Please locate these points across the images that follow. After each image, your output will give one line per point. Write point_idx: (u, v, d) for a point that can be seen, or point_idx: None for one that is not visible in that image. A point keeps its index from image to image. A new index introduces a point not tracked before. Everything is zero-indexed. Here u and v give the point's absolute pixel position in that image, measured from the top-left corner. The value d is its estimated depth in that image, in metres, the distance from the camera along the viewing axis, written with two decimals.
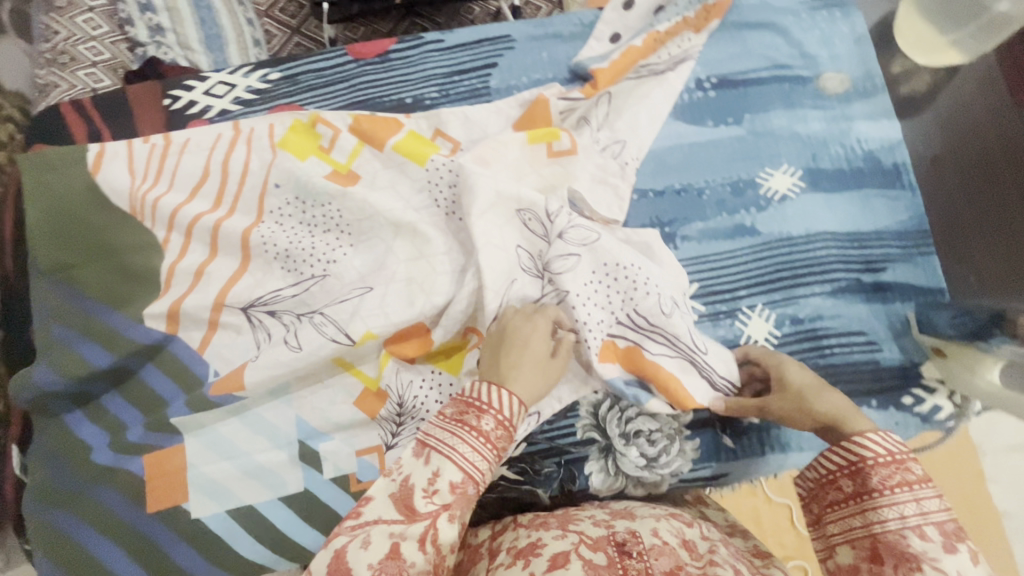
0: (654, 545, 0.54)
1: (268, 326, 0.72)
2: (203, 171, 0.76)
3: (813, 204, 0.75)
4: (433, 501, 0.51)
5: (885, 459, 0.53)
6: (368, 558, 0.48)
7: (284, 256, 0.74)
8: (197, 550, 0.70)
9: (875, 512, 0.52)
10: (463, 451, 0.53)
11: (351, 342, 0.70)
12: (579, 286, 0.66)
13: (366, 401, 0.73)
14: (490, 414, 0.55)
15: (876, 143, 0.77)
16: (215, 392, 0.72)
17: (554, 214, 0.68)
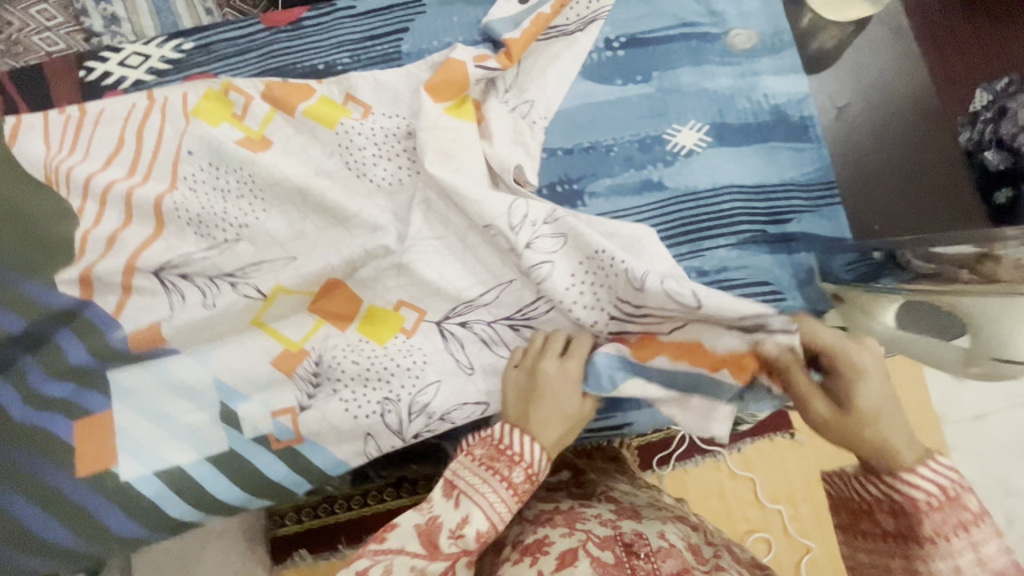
0: (661, 547, 0.67)
1: (181, 289, 0.73)
2: (117, 141, 0.77)
3: (719, 158, 0.75)
4: (458, 543, 0.61)
5: (941, 497, 0.50)
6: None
7: (197, 221, 0.75)
8: (122, 510, 0.71)
9: (924, 561, 0.50)
10: (490, 497, 0.62)
11: (262, 296, 0.74)
12: (562, 291, 0.70)
13: (286, 359, 0.75)
14: (520, 468, 0.64)
15: (782, 97, 0.78)
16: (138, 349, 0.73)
17: (517, 227, 0.69)
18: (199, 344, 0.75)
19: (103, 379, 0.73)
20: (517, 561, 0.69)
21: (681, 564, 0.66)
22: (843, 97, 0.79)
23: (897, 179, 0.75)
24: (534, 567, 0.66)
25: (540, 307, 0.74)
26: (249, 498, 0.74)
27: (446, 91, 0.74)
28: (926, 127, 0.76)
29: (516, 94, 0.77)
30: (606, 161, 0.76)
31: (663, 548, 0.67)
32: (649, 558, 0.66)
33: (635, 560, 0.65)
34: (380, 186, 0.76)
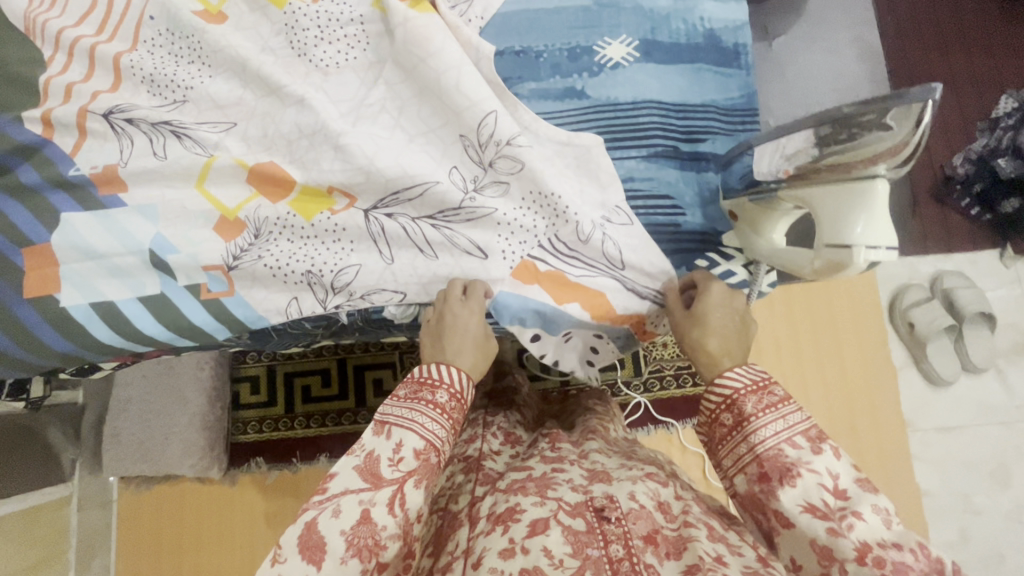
0: (631, 509, 0.62)
1: (129, 134, 0.79)
2: (91, 3, 0.84)
3: (644, 73, 0.76)
4: (400, 468, 0.62)
5: (750, 389, 0.62)
6: (340, 525, 0.58)
7: (150, 80, 0.80)
8: (53, 327, 0.75)
9: (756, 435, 0.60)
10: (422, 421, 0.64)
11: (205, 154, 0.78)
12: (509, 209, 0.74)
13: (223, 227, 0.77)
14: (444, 389, 0.67)
15: (719, 23, 0.78)
16: (102, 194, 0.78)
17: (486, 143, 0.73)
18: (146, 196, 0.78)
19: (58, 215, 0.77)
20: (488, 531, 0.63)
21: (650, 527, 0.61)
22: (780, 32, 0.80)
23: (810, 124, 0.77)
24: (504, 534, 0.61)
25: (463, 213, 0.74)
26: (173, 339, 0.77)
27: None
28: (843, 85, 0.79)
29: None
30: (536, 66, 0.78)
31: (633, 511, 0.62)
32: (619, 521, 0.60)
33: (606, 525, 0.60)
34: (319, 66, 0.80)
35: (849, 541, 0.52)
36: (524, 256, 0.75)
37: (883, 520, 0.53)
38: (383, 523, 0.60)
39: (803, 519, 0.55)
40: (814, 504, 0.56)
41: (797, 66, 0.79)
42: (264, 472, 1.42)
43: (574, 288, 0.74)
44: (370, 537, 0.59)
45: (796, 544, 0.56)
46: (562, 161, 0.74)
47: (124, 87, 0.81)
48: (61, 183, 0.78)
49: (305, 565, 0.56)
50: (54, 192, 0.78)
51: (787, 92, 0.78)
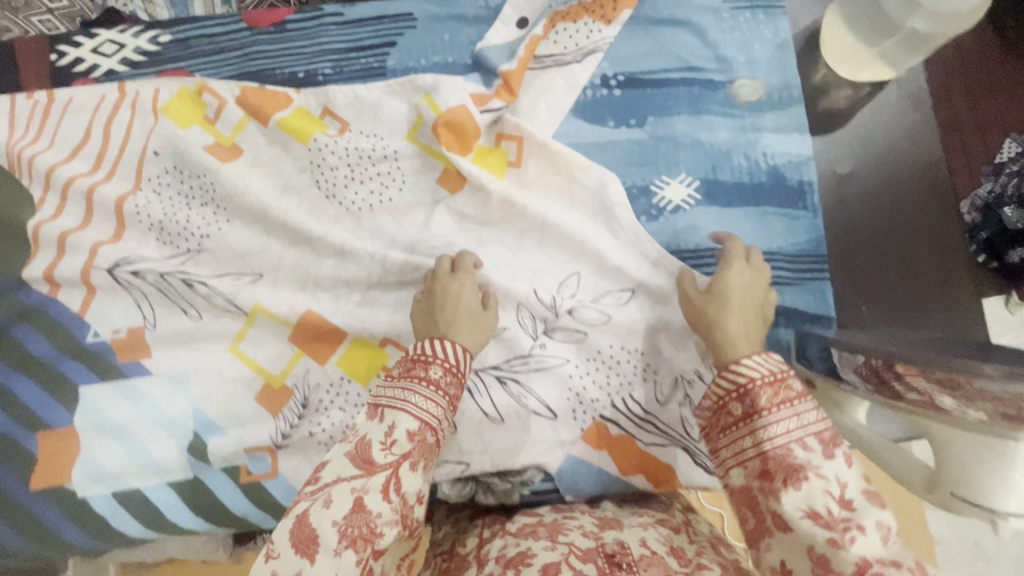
0: (643, 555, 0.51)
1: (139, 289, 0.70)
2: (84, 134, 0.74)
3: (706, 217, 0.71)
4: (393, 452, 0.50)
5: (768, 379, 0.51)
6: (332, 515, 0.46)
7: (159, 227, 0.72)
8: (72, 521, 0.67)
9: (765, 430, 0.49)
10: (416, 400, 0.53)
11: (243, 314, 0.70)
12: (581, 360, 0.69)
13: (267, 396, 0.69)
14: (436, 364, 0.56)
15: (783, 159, 0.73)
16: (121, 360, 0.70)
17: (565, 285, 0.70)
18: (173, 362, 0.70)
19: (77, 391, 0.69)
20: None
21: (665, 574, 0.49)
22: (841, 163, 0.74)
23: (885, 282, 0.70)
24: None
25: (531, 362, 0.69)
26: (210, 528, 0.69)
27: (462, 138, 0.70)
28: (920, 239, 0.70)
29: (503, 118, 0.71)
30: (591, 205, 0.71)
31: (645, 558, 0.50)
32: (633, 567, 0.48)
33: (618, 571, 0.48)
34: (350, 209, 0.72)
35: (848, 555, 0.41)
36: (596, 416, 0.69)
37: (881, 537, 0.42)
38: (378, 512, 0.48)
39: (801, 525, 0.44)
40: (817, 510, 0.44)
41: (859, 215, 0.72)
42: None
43: (644, 457, 0.68)
44: (365, 525, 0.47)
45: (784, 548, 0.45)
46: (631, 318, 0.69)
47: (129, 233, 0.72)
48: (73, 350, 0.70)
49: (297, 561, 0.45)
50: (68, 362, 0.70)
51: (852, 247, 0.72)
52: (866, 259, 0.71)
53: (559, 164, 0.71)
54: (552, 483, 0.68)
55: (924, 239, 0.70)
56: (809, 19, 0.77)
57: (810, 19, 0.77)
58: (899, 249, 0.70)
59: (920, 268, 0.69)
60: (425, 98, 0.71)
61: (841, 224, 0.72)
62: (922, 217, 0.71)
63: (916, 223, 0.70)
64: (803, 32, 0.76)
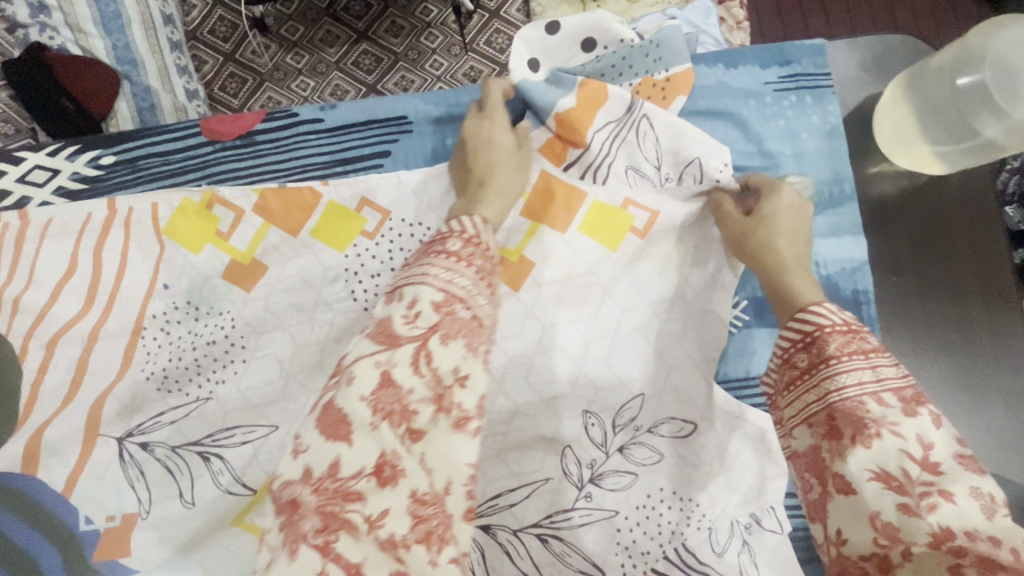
0: None
1: (138, 464, 0.58)
2: (69, 262, 0.62)
3: (756, 341, 0.65)
4: (418, 326, 0.38)
5: (841, 329, 0.43)
6: (358, 391, 0.35)
7: (164, 378, 0.60)
8: None
9: (831, 381, 0.40)
10: (435, 273, 0.41)
11: (252, 490, 0.58)
12: (630, 508, 0.60)
13: None
14: (454, 237, 0.45)
15: (835, 266, 0.66)
16: (96, 557, 0.56)
17: (620, 427, 0.61)
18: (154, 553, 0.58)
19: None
20: None
21: None
22: (894, 259, 0.67)
23: (947, 387, 0.66)
24: None
25: (574, 517, 0.60)
26: None
27: (515, 268, 0.63)
28: (980, 335, 0.66)
29: (564, 210, 0.63)
30: (642, 328, 0.62)
31: None
32: None
33: None
34: None
35: (923, 523, 0.33)
36: (647, 572, 0.59)
37: (983, 509, 0.33)
38: (411, 388, 0.36)
39: (868, 488, 0.35)
40: (890, 474, 0.35)
41: (916, 314, 0.66)
42: None
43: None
44: (399, 401, 0.36)
45: (847, 517, 0.36)
46: (689, 454, 0.61)
47: (84, 397, 0.59)
48: (18, 551, 0.55)
49: (330, 446, 0.34)
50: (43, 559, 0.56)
51: (913, 351, 0.66)
52: (930, 363, 0.66)
53: (592, 291, 0.63)
54: None
55: (985, 325, 0.66)
56: (856, 97, 0.69)
57: (860, 97, 0.69)
58: (960, 347, 0.66)
59: (982, 358, 0.66)
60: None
61: (900, 326, 0.66)
62: (980, 308, 0.66)
63: (977, 309, 0.66)
64: (851, 114, 0.68)
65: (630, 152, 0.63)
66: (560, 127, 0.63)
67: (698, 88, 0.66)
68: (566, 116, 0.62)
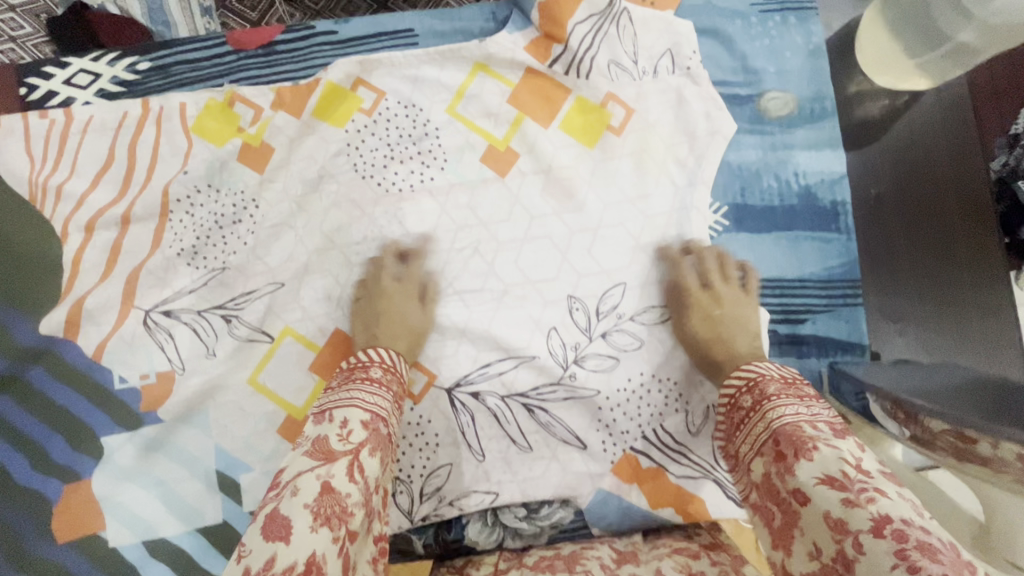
0: None
1: (167, 329, 0.67)
2: (105, 157, 0.69)
3: (736, 245, 0.68)
4: (350, 440, 0.48)
5: (777, 378, 0.52)
6: (302, 499, 0.41)
7: (191, 252, 0.68)
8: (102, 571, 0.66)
9: (773, 412, 0.48)
10: (361, 395, 0.54)
11: (269, 340, 0.68)
12: (611, 389, 0.68)
13: (290, 428, 0.67)
14: (375, 366, 0.59)
15: (815, 178, 0.69)
16: (142, 407, 0.67)
17: (604, 313, 0.68)
18: (187, 404, 0.67)
19: (98, 440, 0.67)
20: None
21: None
22: (875, 180, 0.70)
23: (920, 301, 0.68)
24: None
25: (560, 391, 0.68)
26: None
27: (501, 165, 0.69)
28: (957, 255, 0.68)
29: (545, 108, 0.69)
30: (623, 223, 0.68)
31: None
32: None
33: None
34: (362, 249, 0.68)
35: (864, 511, 0.38)
36: (627, 448, 0.67)
37: (911, 504, 0.38)
38: (346, 494, 0.44)
39: (817, 491, 0.41)
40: (832, 475, 0.41)
41: (885, 235, 0.70)
42: None
43: (675, 491, 0.66)
44: (336, 506, 0.43)
45: (808, 526, 0.41)
46: (670, 335, 0.68)
47: (123, 271, 0.68)
48: (68, 406, 0.67)
49: (269, 546, 0.38)
50: (94, 411, 0.67)
51: (881, 266, 0.69)
52: (898, 279, 0.69)
53: (576, 193, 0.69)
54: (568, 506, 0.67)
55: (969, 282, 0.67)
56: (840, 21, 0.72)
57: (845, 21, 0.72)
58: (932, 266, 0.68)
59: (967, 319, 0.67)
60: (478, 69, 0.69)
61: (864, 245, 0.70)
62: (963, 230, 0.68)
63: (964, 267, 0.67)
64: (835, 36, 0.72)
65: (612, 46, 0.68)
66: (543, 17, 0.67)
67: (688, 7, 0.70)
68: (551, 6, 0.66)
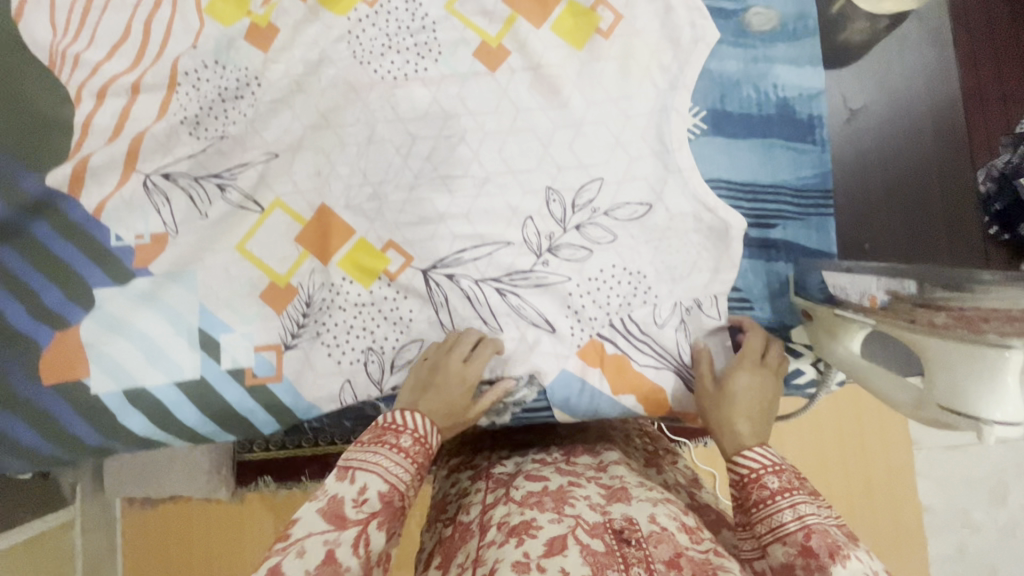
0: (652, 533, 0.55)
1: (164, 193, 0.71)
2: (123, 30, 0.73)
3: (711, 148, 0.70)
4: (363, 510, 0.53)
5: (774, 468, 0.57)
6: (306, 564, 0.49)
7: (193, 122, 0.71)
8: (83, 416, 0.69)
9: (802, 505, 0.54)
10: (384, 464, 0.56)
11: (259, 209, 0.72)
12: (583, 278, 0.70)
13: (274, 294, 0.71)
14: (406, 434, 0.59)
15: (793, 91, 0.71)
16: (134, 264, 0.70)
17: (580, 206, 0.71)
18: (178, 264, 0.70)
19: (90, 293, 0.70)
20: (498, 544, 0.56)
21: (674, 551, 0.54)
22: (860, 99, 0.71)
23: (902, 220, 0.68)
24: (516, 547, 0.54)
25: (532, 278, 0.70)
26: (216, 429, 0.70)
27: (493, 61, 0.72)
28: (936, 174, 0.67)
29: (538, 10, 0.72)
30: (606, 123, 0.71)
31: (654, 534, 0.55)
32: (640, 544, 0.54)
33: (627, 548, 0.54)
34: (356, 129, 0.72)
35: None
36: (593, 334, 0.70)
37: None
38: (347, 565, 0.51)
39: None
40: None
41: (859, 161, 0.71)
42: (273, 490, 1.40)
43: (636, 379, 0.70)
44: (333, 575, 0.50)
45: None
46: (641, 231, 0.70)
47: (127, 134, 0.71)
48: (64, 258, 0.70)
49: None
50: (87, 264, 0.70)
51: (857, 194, 0.71)
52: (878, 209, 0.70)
53: (563, 92, 0.72)
54: (530, 384, 0.70)
55: (963, 220, 0.65)
56: None
57: None
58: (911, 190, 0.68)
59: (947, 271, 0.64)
60: None
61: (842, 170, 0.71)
62: (942, 150, 0.66)
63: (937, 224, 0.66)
64: None
65: None
66: None
67: None
68: None
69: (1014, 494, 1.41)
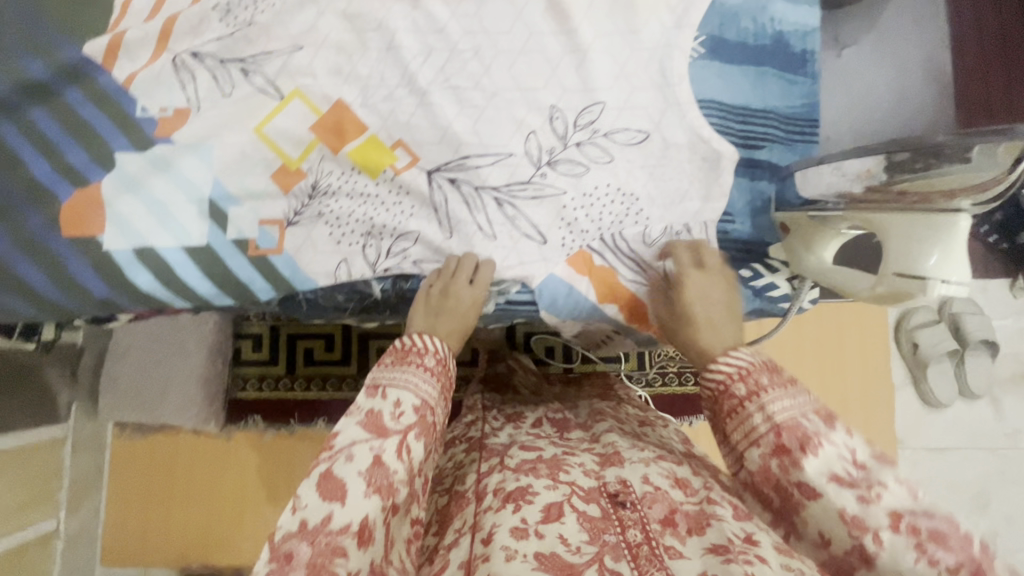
0: (646, 493, 0.60)
1: (190, 71, 0.76)
2: None
3: (707, 72, 0.74)
4: (401, 421, 0.62)
5: (750, 368, 0.60)
6: (356, 467, 0.58)
7: (224, 10, 0.76)
8: (93, 268, 0.73)
9: (768, 399, 0.57)
10: (414, 381, 0.65)
11: (278, 97, 0.76)
12: (577, 190, 0.74)
13: (284, 176, 0.75)
14: (429, 355, 0.68)
15: (790, 26, 0.75)
16: (156, 134, 0.75)
17: (582, 124, 0.74)
18: (195, 136, 0.75)
19: (112, 157, 0.75)
20: (496, 509, 0.60)
21: (668, 509, 0.58)
22: (853, 38, 0.75)
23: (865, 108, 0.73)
24: (515, 514, 0.58)
25: (530, 189, 0.74)
26: (218, 295, 0.75)
27: None
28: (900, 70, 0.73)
29: None
30: (612, 44, 0.74)
31: (648, 495, 0.60)
32: (635, 506, 0.58)
33: (622, 511, 0.58)
34: (373, 31, 0.75)
35: (878, 508, 0.49)
36: (583, 245, 0.75)
37: (861, 497, 0.50)
38: (393, 467, 0.59)
39: (828, 488, 0.52)
40: (839, 473, 0.52)
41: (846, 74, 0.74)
42: (262, 430, 1.43)
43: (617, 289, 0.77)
44: (384, 477, 0.59)
45: (816, 513, 0.52)
46: (639, 155, 0.74)
47: (162, 15, 0.76)
48: (92, 122, 0.75)
49: (326, 505, 0.56)
50: (113, 130, 0.75)
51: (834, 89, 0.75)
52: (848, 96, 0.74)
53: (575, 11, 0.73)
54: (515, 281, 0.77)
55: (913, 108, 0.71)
56: None
57: None
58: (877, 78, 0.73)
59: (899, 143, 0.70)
60: None
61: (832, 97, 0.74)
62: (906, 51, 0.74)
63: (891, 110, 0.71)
64: None
65: None
66: None
67: None
68: None
69: (996, 500, 1.41)
